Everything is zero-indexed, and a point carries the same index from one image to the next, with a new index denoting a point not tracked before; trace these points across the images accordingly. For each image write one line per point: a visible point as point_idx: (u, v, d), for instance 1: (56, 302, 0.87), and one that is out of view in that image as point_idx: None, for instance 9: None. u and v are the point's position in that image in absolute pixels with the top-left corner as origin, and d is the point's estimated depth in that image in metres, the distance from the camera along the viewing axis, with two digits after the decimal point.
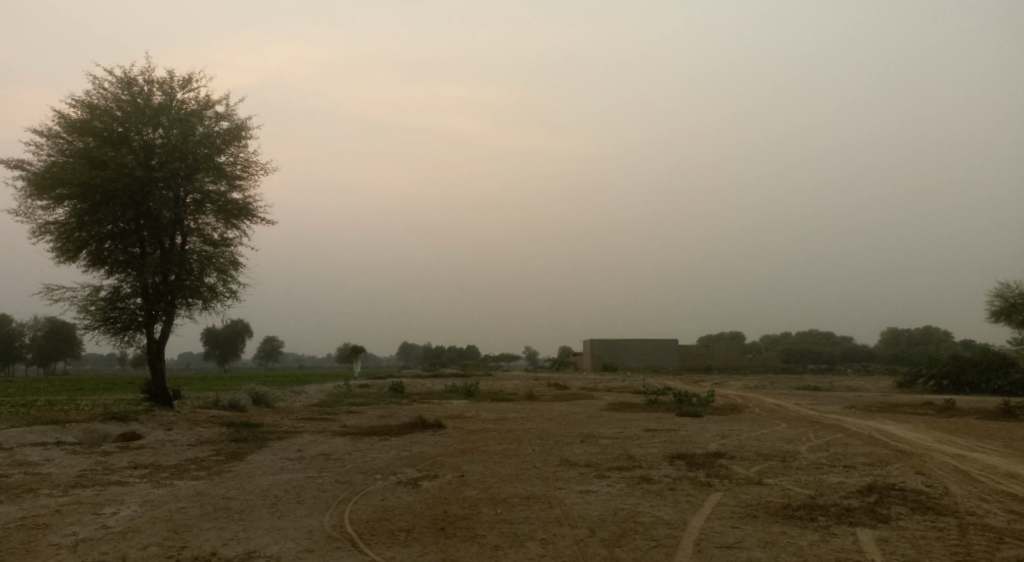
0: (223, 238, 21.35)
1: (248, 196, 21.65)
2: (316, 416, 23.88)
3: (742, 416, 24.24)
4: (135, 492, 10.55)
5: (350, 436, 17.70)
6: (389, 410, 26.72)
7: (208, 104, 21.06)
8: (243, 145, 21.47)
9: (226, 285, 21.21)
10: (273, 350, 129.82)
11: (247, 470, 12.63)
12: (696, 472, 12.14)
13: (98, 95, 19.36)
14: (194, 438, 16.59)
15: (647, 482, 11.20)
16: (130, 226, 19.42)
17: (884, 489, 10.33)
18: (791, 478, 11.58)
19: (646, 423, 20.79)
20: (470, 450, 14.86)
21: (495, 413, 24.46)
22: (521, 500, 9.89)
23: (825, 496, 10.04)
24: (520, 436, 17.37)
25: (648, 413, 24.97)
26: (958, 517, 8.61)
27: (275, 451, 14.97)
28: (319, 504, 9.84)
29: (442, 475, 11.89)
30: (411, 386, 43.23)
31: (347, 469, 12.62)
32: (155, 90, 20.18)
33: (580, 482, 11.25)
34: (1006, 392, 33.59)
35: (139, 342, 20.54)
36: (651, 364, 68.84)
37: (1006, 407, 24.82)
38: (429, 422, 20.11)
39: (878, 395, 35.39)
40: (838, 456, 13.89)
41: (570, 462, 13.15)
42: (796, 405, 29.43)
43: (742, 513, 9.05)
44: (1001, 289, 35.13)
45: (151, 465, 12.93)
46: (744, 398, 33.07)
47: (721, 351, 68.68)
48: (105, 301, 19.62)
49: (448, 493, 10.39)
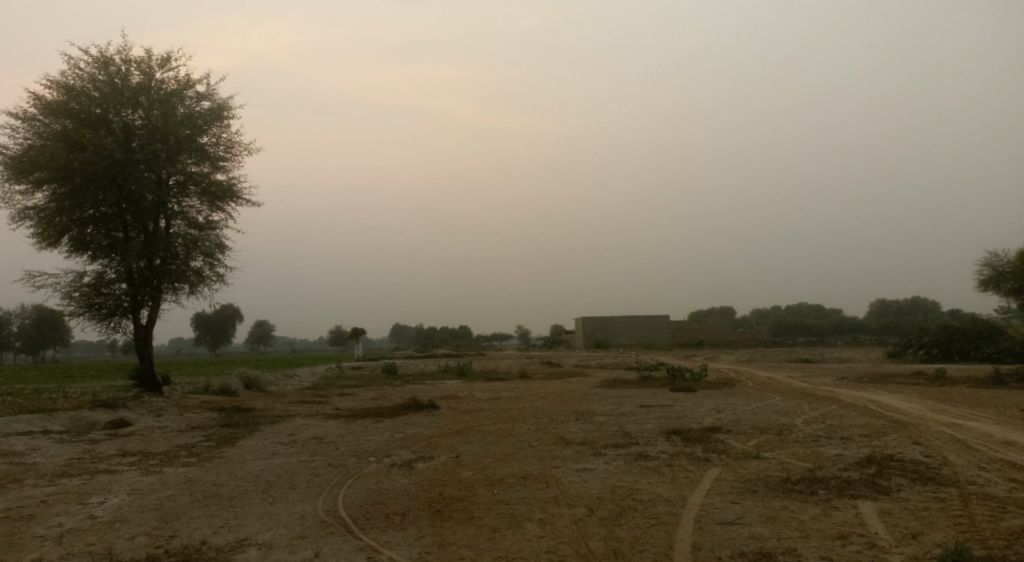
0: (208, 221, 20.99)
1: (233, 177, 21.25)
2: (308, 399, 23.66)
3: (735, 389, 24.23)
4: (122, 480, 10.32)
5: (343, 418, 17.52)
6: (382, 391, 26.56)
7: (188, 83, 20.57)
8: (225, 124, 21.02)
9: (212, 269, 20.87)
10: (264, 335, 129.72)
11: (239, 455, 12.43)
12: (693, 447, 12.03)
13: (74, 75, 18.82)
14: (184, 424, 16.36)
15: (645, 459, 11.07)
16: (112, 210, 19.02)
17: (882, 460, 10.26)
18: (789, 451, 11.50)
19: (641, 399, 20.72)
20: (464, 430, 14.72)
21: (489, 392, 24.35)
22: (518, 480, 9.75)
23: (825, 469, 9.94)
24: (515, 415, 17.24)
25: (642, 389, 24.93)
26: (960, 488, 8.52)
27: (267, 435, 14.77)
28: (312, 489, 9.66)
29: (437, 456, 11.73)
30: (404, 367, 43.13)
31: (340, 452, 12.43)
32: (133, 69, 19.65)
33: (577, 460, 11.11)
34: (995, 360, 33.87)
35: (126, 328, 20.17)
36: (643, 340, 69.01)
37: (997, 374, 24.93)
38: (422, 403, 19.97)
39: (869, 366, 35.56)
40: (834, 428, 13.83)
41: (566, 441, 13.01)
42: (788, 377, 29.48)
43: (741, 488, 8.94)
44: (989, 258, 35.27)
45: (139, 452, 12.71)
46: (737, 372, 33.12)
47: (713, 325, 68.93)
48: (89, 287, 19.30)
49: (443, 474, 10.23)
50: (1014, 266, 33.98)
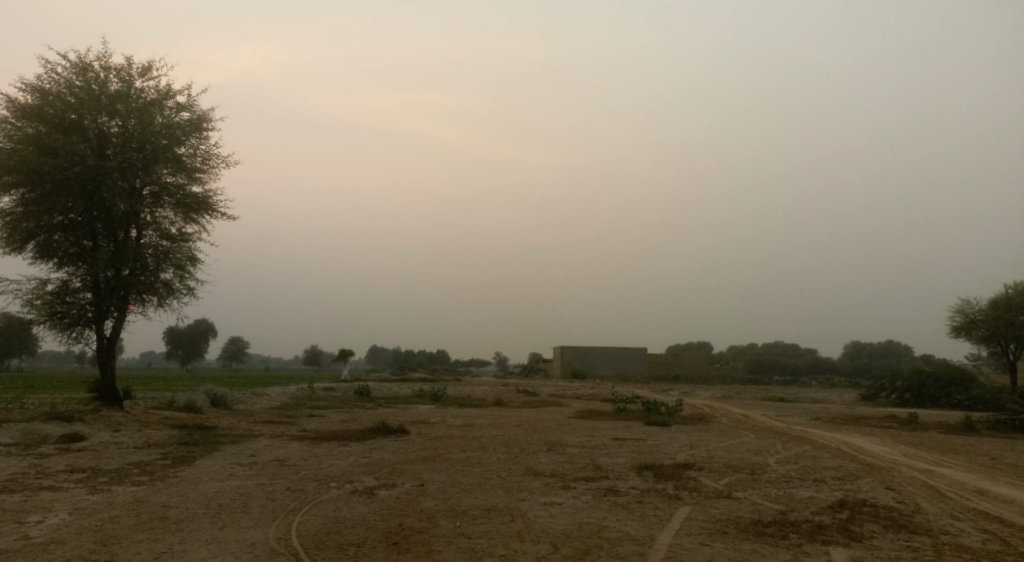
0: (181, 233, 20.55)
1: (208, 190, 20.89)
2: (275, 419, 23.03)
3: (709, 426, 24.02)
4: (65, 498, 9.82)
5: (309, 440, 17.03)
6: (352, 414, 26.00)
7: (169, 94, 20.29)
8: (204, 136, 20.72)
9: (183, 281, 20.40)
10: (238, 351, 128.06)
11: (193, 476, 11.91)
12: (664, 484, 11.75)
13: (50, 80, 18.47)
14: (141, 440, 15.78)
15: (614, 494, 10.78)
16: (81, 218, 18.56)
17: (855, 505, 10.04)
18: (761, 491, 11.26)
19: (614, 432, 20.40)
20: (432, 457, 14.33)
21: (461, 419, 23.93)
22: (482, 513, 9.39)
23: (796, 512, 9.70)
24: (485, 443, 16.83)
25: (616, 421, 24.62)
26: (933, 537, 8.32)
27: (226, 455, 14.25)
28: (266, 514, 9.23)
29: (400, 484, 11.34)
30: (377, 389, 42.50)
31: (300, 477, 11.98)
32: (113, 76, 19.36)
33: (544, 494, 10.78)
34: (965, 406, 34.02)
35: (88, 339, 19.54)
36: (619, 371, 68.82)
37: (969, 420, 24.97)
38: (392, 427, 19.51)
39: (843, 407, 35.57)
40: (807, 470, 13.64)
41: (535, 472, 12.66)
42: (763, 415, 29.36)
43: (710, 529, 8.67)
44: (961, 304, 35.61)
45: (88, 469, 12.16)
46: (712, 408, 32.92)
47: (689, 360, 69.03)
48: (52, 295, 18.72)
49: (405, 504, 9.83)
50: (985, 314, 34.37)
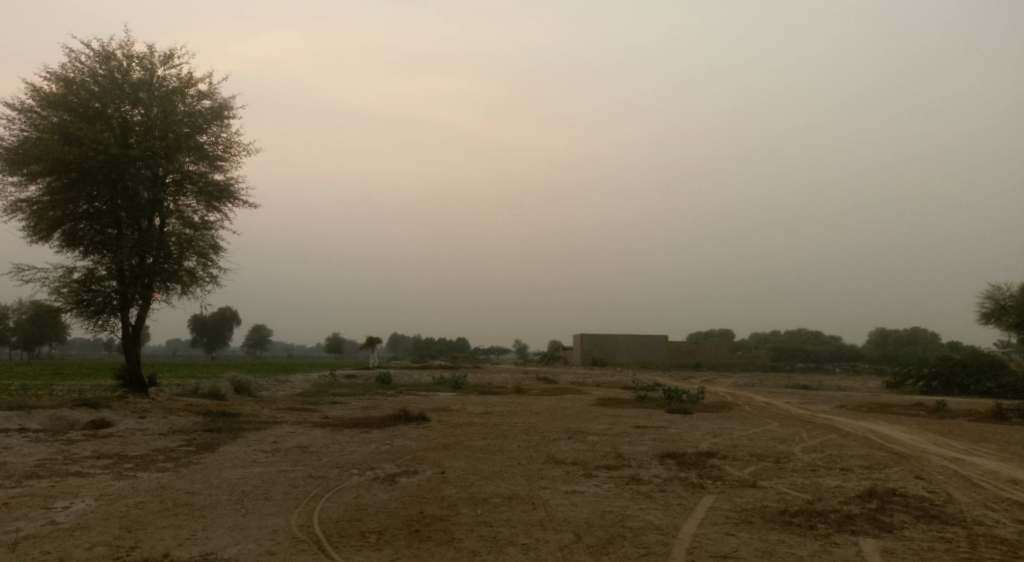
0: (203, 221, 20.69)
1: (230, 178, 20.97)
2: (297, 406, 23.19)
3: (732, 414, 23.79)
4: (91, 484, 9.92)
5: (331, 427, 17.10)
6: (374, 401, 26.10)
7: (190, 82, 20.35)
8: (226, 124, 20.77)
9: (206, 269, 20.55)
10: (262, 339, 129.57)
11: (216, 462, 11.98)
12: (688, 472, 11.61)
13: (74, 69, 18.59)
14: (166, 427, 15.94)
15: (637, 482, 10.67)
16: (105, 206, 18.72)
17: (885, 494, 9.83)
18: (787, 480, 11.07)
19: (636, 419, 20.26)
20: (453, 444, 14.32)
21: (482, 407, 23.92)
22: (503, 501, 9.32)
23: (823, 501, 9.52)
24: (506, 431, 16.79)
25: (637, 409, 24.49)
26: (966, 527, 8.11)
27: (249, 442, 14.35)
28: (288, 501, 9.25)
29: (421, 471, 11.32)
30: (397, 377, 42.67)
31: (322, 464, 12.01)
32: (135, 65, 19.44)
33: (566, 482, 10.70)
34: (994, 394, 33.41)
35: (114, 327, 19.75)
36: (640, 359, 68.53)
37: (998, 408, 24.49)
38: (413, 414, 19.54)
39: (868, 395, 35.08)
40: (833, 458, 13.41)
41: (556, 460, 12.57)
42: (786, 403, 29.01)
43: (735, 518, 8.52)
44: (991, 290, 34.88)
45: (115, 455, 12.29)
46: (734, 396, 32.62)
47: (711, 347, 68.54)
48: (78, 283, 18.94)
49: (426, 491, 9.79)
50: (1015, 300, 33.68)
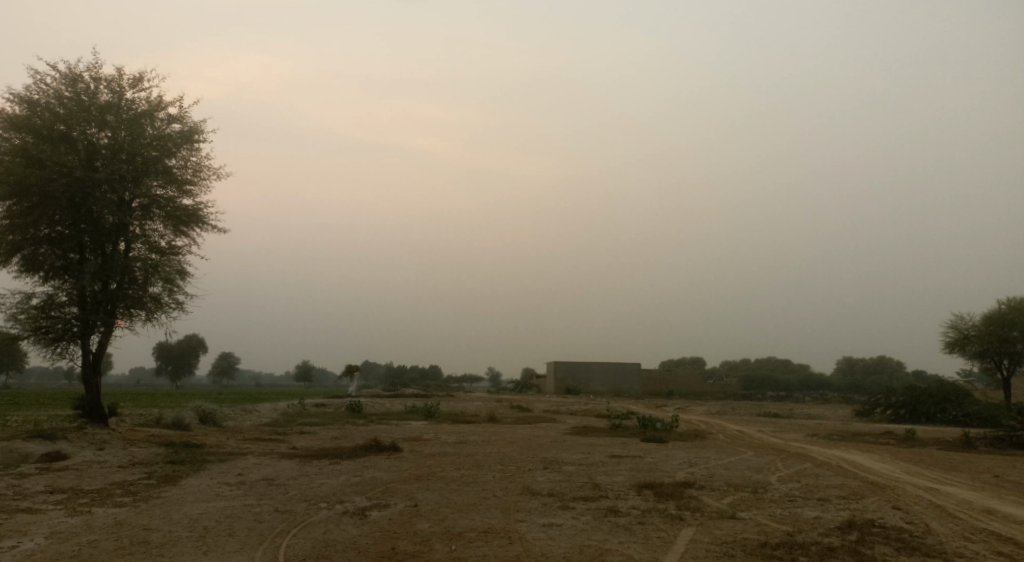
0: (170, 246, 20.19)
1: (199, 202, 20.57)
2: (265, 437, 22.53)
3: (706, 443, 23.68)
4: (42, 521, 9.39)
5: (299, 458, 16.62)
6: (344, 431, 25.54)
7: (160, 105, 20.01)
8: (195, 148, 20.43)
9: (172, 295, 20.02)
10: (229, 366, 127.01)
11: (177, 496, 11.49)
12: (666, 503, 11.41)
13: (39, 90, 18.18)
14: (126, 459, 15.33)
15: (615, 514, 10.44)
16: (68, 231, 18.20)
17: (864, 526, 9.73)
18: (765, 511, 10.92)
19: (611, 449, 20.03)
20: (426, 475, 13.95)
21: (455, 436, 23.52)
22: (478, 535, 9.02)
23: (804, 533, 9.36)
24: (480, 461, 16.45)
25: (612, 438, 24.28)
26: (948, 560, 8.01)
27: (213, 474, 13.84)
28: (253, 538, 8.84)
29: (393, 504, 10.97)
30: (369, 406, 41.93)
31: (290, 497, 11.58)
32: (103, 87, 19.06)
33: (542, 514, 10.42)
34: (960, 422, 33.82)
35: (73, 355, 19.06)
36: (613, 387, 68.44)
37: (966, 437, 24.75)
38: (384, 444, 19.10)
39: (839, 423, 35.28)
40: (810, 488, 13.30)
41: (532, 492, 12.28)
42: (759, 431, 29.03)
43: (716, 552, 8.32)
44: (955, 320, 35.50)
45: (69, 490, 11.73)
46: (707, 424, 32.57)
47: (683, 376, 68.76)
48: (37, 309, 18.32)
49: (398, 526, 9.45)
50: (978, 330, 34.28)
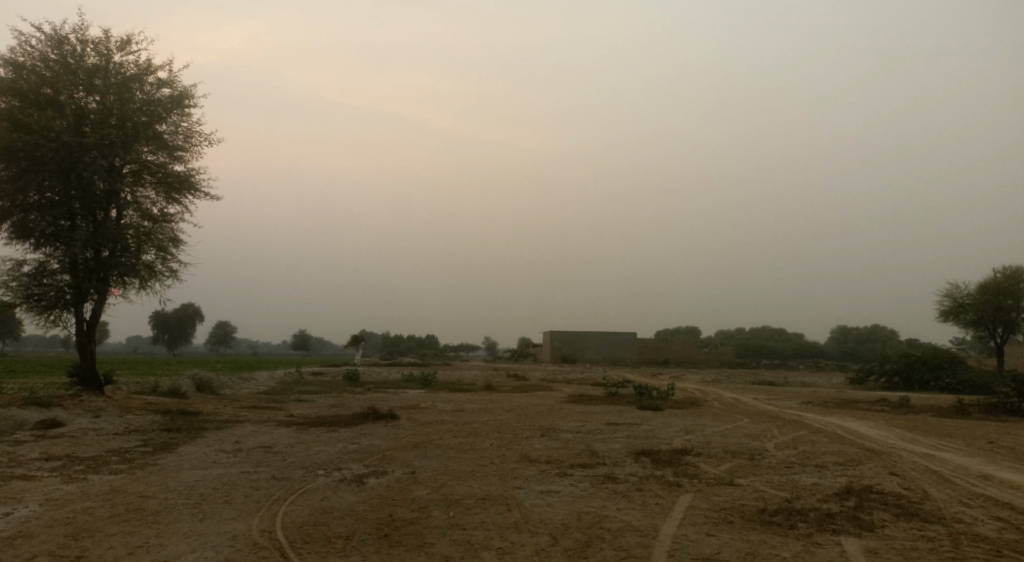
0: (163, 213, 19.92)
1: (191, 169, 20.27)
2: (262, 405, 22.52)
3: (703, 410, 23.76)
4: (37, 488, 9.33)
5: (296, 426, 16.60)
6: (342, 399, 25.56)
7: (149, 69, 19.58)
8: (186, 113, 20.05)
9: (165, 263, 19.83)
10: (225, 336, 127.01)
11: (174, 463, 11.45)
12: (663, 470, 11.40)
13: (24, 52, 17.75)
14: (122, 427, 15.27)
15: (613, 481, 10.42)
16: (58, 197, 17.88)
17: (862, 492, 9.73)
18: (763, 478, 10.92)
19: (608, 417, 20.06)
20: (423, 443, 13.92)
21: (452, 404, 23.54)
22: (476, 502, 8.99)
23: (802, 499, 9.36)
24: (478, 429, 16.45)
25: (609, 406, 24.35)
26: (946, 526, 8.00)
27: (210, 442, 13.78)
28: (250, 505, 8.79)
29: (391, 471, 10.94)
30: (366, 374, 41.97)
31: (287, 464, 11.53)
32: (90, 50, 18.61)
33: (540, 481, 10.40)
34: (953, 390, 34.04)
35: (67, 323, 18.90)
36: (609, 356, 68.77)
37: (960, 404, 24.89)
38: (381, 412, 19.06)
39: (834, 391, 35.53)
40: (806, 455, 13.32)
41: (530, 459, 12.27)
42: (754, 399, 29.11)
43: (715, 518, 8.31)
44: (950, 288, 35.52)
45: (65, 457, 11.66)
46: (703, 392, 32.71)
47: (679, 344, 69.06)
48: (28, 276, 18.14)
49: (396, 493, 9.42)
50: (973, 298, 34.30)
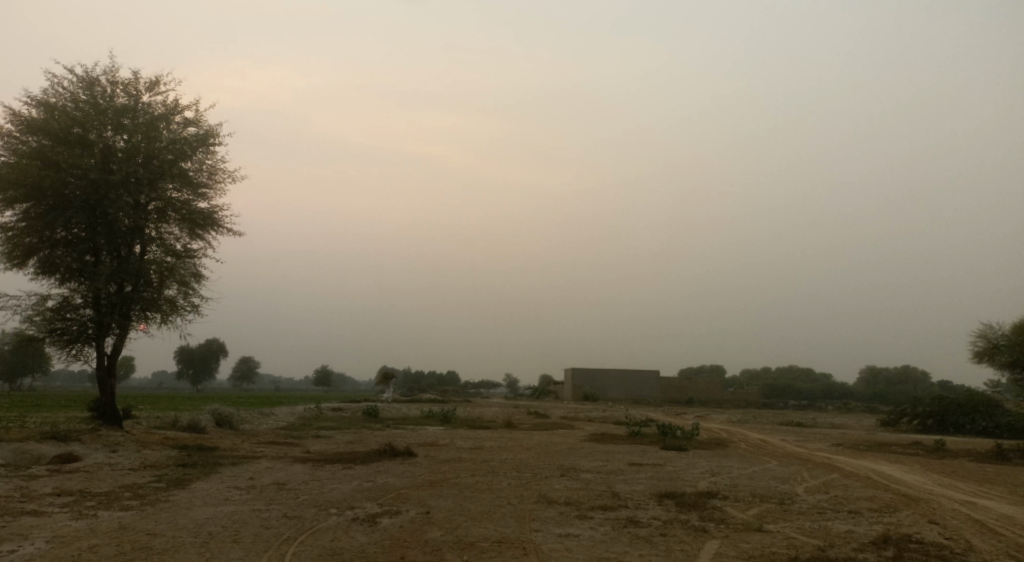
0: (186, 249, 20.06)
1: (214, 205, 20.45)
2: (279, 440, 22.33)
3: (728, 451, 23.07)
4: (46, 525, 9.16)
5: (311, 462, 16.34)
6: (360, 435, 25.25)
7: (176, 109, 19.95)
8: (211, 151, 20.31)
9: (186, 298, 19.88)
10: (248, 371, 127.58)
11: (186, 500, 11.23)
12: (688, 514, 10.92)
13: (56, 94, 18.16)
14: (138, 462, 15.14)
15: (634, 525, 10.00)
16: (84, 233, 18.12)
17: (900, 541, 9.20)
18: (794, 524, 10.40)
19: (630, 457, 19.53)
20: (440, 482, 13.59)
21: (471, 442, 23.13)
22: (492, 545, 8.63)
23: (836, 548, 8.85)
24: (495, 468, 16.05)
25: (631, 446, 23.79)
26: None
27: (224, 478, 13.57)
28: (258, 545, 8.51)
29: (404, 511, 10.61)
30: (386, 410, 41.65)
31: (299, 503, 11.24)
32: (119, 91, 19.03)
33: (559, 524, 10.00)
34: (991, 433, 32.82)
35: (88, 357, 18.97)
36: (631, 395, 67.77)
37: (999, 448, 23.92)
38: (398, 449, 18.73)
39: (864, 434, 34.45)
40: (839, 500, 12.73)
41: (548, 500, 11.87)
42: (782, 441, 28.27)
43: None
44: (983, 329, 34.54)
45: (77, 492, 11.50)
46: (729, 433, 31.89)
47: (703, 383, 67.83)
48: (52, 310, 18.29)
49: (409, 534, 9.10)
50: (1009, 339, 33.22)
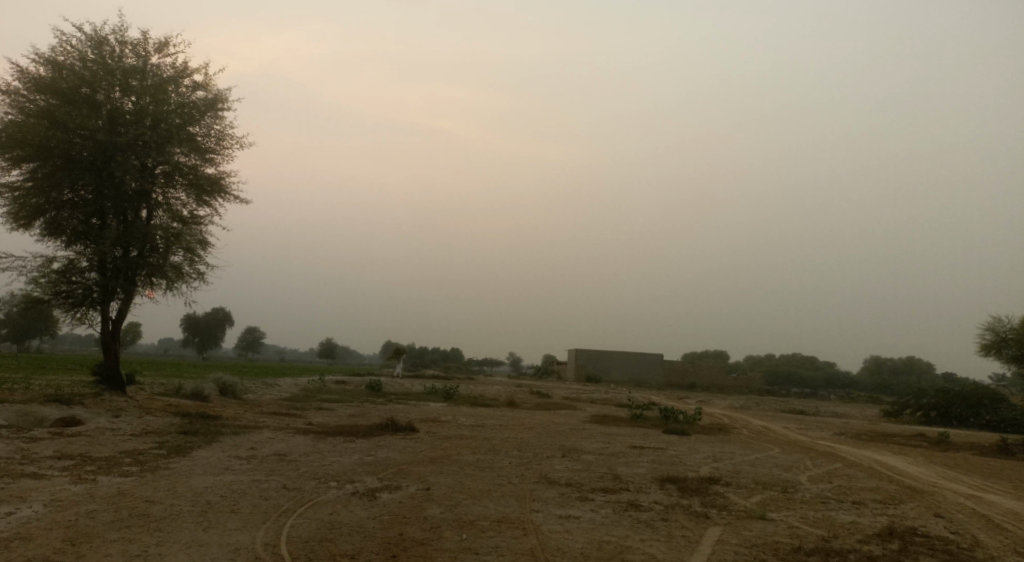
0: (192, 215, 19.93)
1: (222, 171, 20.28)
2: (281, 411, 22.34)
3: (731, 437, 22.99)
4: (45, 488, 9.11)
5: (313, 434, 16.30)
6: (362, 409, 25.24)
7: (185, 72, 19.69)
8: (219, 116, 20.08)
9: (192, 265, 19.79)
10: (254, 341, 128.08)
11: (186, 468, 11.19)
12: (690, 500, 10.82)
13: (64, 52, 17.92)
14: (139, 428, 15.12)
15: (636, 509, 9.90)
16: (91, 196, 17.98)
17: (905, 534, 9.07)
18: (798, 513, 10.29)
19: (632, 439, 19.44)
20: (441, 458, 13.53)
21: (472, 419, 23.09)
22: (491, 524, 8.54)
23: (840, 539, 8.74)
24: (497, 446, 15.98)
25: (633, 428, 23.72)
26: None
27: (224, 447, 13.54)
28: (257, 516, 8.44)
29: (404, 487, 10.54)
30: (389, 385, 41.71)
31: (299, 474, 11.18)
32: (128, 51, 18.77)
33: (560, 505, 9.91)
34: (995, 427, 32.65)
35: (92, 321, 18.94)
36: (633, 377, 67.78)
37: (1003, 442, 23.77)
38: (400, 424, 18.69)
39: (867, 423, 34.34)
40: (843, 490, 12.61)
41: (550, 480, 11.78)
42: (784, 428, 28.17)
43: (746, 556, 7.74)
44: (992, 322, 34.24)
45: (78, 457, 11.47)
46: (731, 418, 31.81)
47: (706, 368, 67.72)
48: (58, 273, 18.19)
49: (408, 510, 9.02)
50: (1017, 333, 32.94)
